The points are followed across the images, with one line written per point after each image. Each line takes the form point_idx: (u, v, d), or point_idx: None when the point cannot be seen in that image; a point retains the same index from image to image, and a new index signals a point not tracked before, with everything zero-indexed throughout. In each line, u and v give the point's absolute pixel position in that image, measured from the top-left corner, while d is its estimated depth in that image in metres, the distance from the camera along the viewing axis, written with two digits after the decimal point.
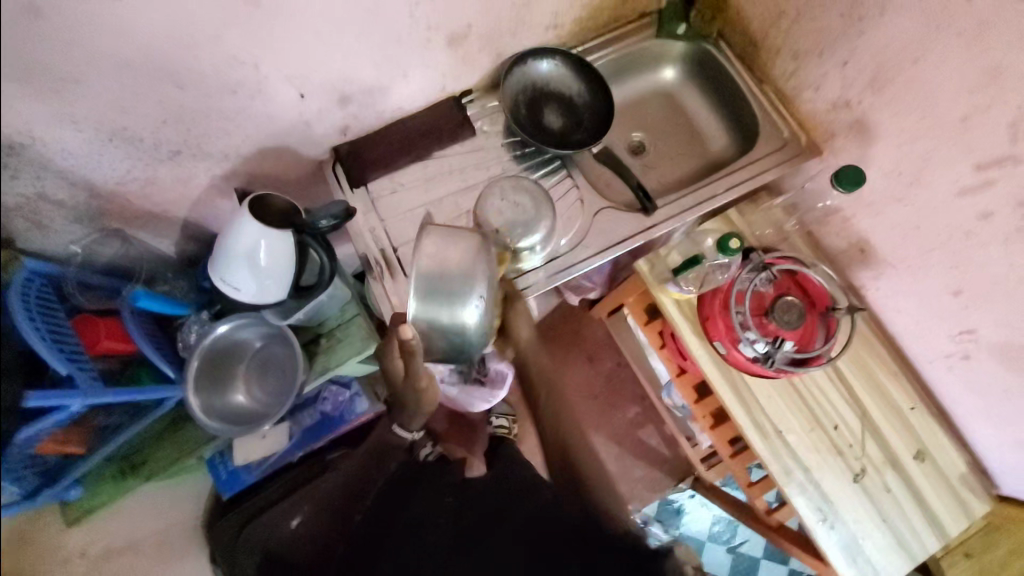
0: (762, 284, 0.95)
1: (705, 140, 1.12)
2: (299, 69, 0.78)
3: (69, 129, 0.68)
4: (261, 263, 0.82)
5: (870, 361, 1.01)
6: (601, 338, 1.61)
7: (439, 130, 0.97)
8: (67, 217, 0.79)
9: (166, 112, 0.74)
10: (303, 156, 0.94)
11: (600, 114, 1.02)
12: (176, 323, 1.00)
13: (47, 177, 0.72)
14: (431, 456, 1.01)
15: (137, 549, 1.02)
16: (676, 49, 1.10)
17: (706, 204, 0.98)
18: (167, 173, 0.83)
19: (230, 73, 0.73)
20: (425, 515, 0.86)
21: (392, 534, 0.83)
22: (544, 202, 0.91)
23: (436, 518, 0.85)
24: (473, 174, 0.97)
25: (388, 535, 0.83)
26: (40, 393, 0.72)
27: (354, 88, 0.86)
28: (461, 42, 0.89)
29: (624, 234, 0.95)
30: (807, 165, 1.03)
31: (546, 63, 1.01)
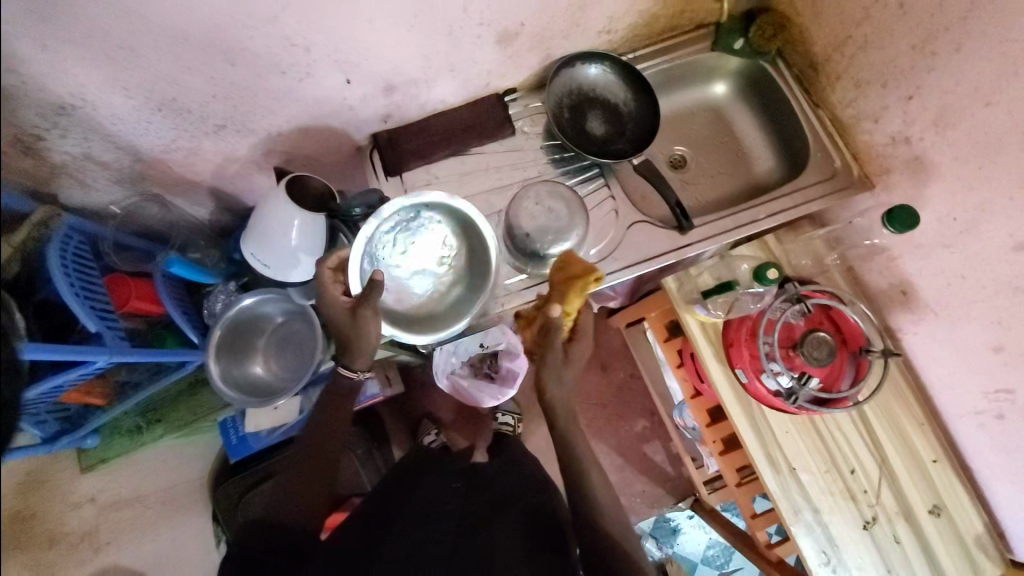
0: (794, 317, 0.91)
1: (749, 162, 1.09)
2: (347, 54, 0.77)
3: (119, 94, 0.69)
4: (292, 242, 0.83)
5: (897, 408, 0.98)
6: (617, 348, 1.59)
7: (479, 127, 0.96)
8: (110, 179, 0.83)
9: (216, 88, 0.74)
10: (342, 140, 0.94)
11: (644, 125, 1.00)
12: (203, 291, 1.02)
13: (94, 139, 0.74)
14: (435, 444, 1.20)
15: (143, 500, 1.07)
16: (729, 64, 1.07)
17: (745, 228, 0.95)
18: (210, 146, 0.84)
19: (280, 54, 0.73)
20: (431, 497, 0.85)
21: (401, 511, 0.82)
22: (578, 209, 0.89)
23: (440, 503, 0.83)
24: (509, 175, 0.96)
25: (402, 508, 0.82)
26: (48, 347, 0.68)
27: (400, 78, 0.85)
28: (511, 40, 0.87)
29: (654, 251, 0.93)
30: (856, 199, 0.99)
31: (594, 67, 0.99)
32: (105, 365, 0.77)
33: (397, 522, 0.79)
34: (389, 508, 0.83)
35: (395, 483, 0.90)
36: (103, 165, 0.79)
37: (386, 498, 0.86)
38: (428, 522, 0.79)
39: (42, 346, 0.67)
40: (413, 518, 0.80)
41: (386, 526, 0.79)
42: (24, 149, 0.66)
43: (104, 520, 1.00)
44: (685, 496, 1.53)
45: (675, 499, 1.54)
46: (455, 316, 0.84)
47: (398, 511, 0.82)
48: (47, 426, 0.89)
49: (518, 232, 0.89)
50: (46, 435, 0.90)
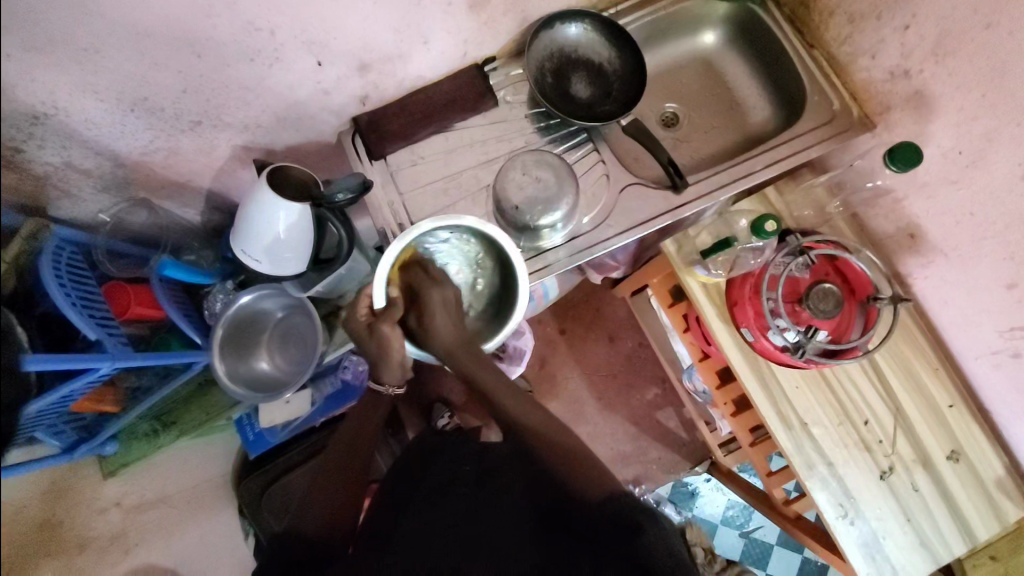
0: (798, 270, 0.90)
1: (743, 113, 1.05)
2: (316, 35, 0.74)
3: (90, 99, 0.68)
4: (280, 235, 0.82)
5: (910, 354, 0.95)
6: (622, 318, 1.59)
7: (460, 101, 0.93)
8: (95, 186, 0.82)
9: (186, 82, 0.72)
10: (322, 126, 0.92)
11: (630, 83, 0.96)
12: (202, 292, 1.02)
13: (72, 146, 0.74)
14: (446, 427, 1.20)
15: (169, 500, 1.09)
16: (717, 11, 1.02)
17: (743, 181, 0.92)
18: (190, 144, 0.83)
19: (245, 40, 0.70)
20: (448, 475, 0.85)
21: (418, 489, 0.83)
22: (566, 176, 0.87)
23: (453, 483, 0.83)
24: (495, 148, 0.94)
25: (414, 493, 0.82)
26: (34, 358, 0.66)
27: (373, 56, 0.83)
28: (484, 6, 0.84)
29: (650, 213, 0.91)
30: (857, 142, 0.95)
31: (575, 27, 0.95)
32: (110, 371, 0.78)
33: (413, 504, 0.80)
34: (405, 489, 0.84)
35: (404, 469, 0.90)
36: (85, 172, 0.79)
37: (399, 484, 0.86)
38: (441, 498, 0.80)
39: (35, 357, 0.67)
40: (427, 495, 0.81)
41: (402, 509, 0.80)
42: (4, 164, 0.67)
43: (132, 523, 1.00)
44: (701, 459, 1.54)
45: (691, 463, 1.54)
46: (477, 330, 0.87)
47: (412, 490, 0.84)
48: (64, 435, 0.91)
49: (507, 205, 0.87)
50: (64, 444, 0.92)
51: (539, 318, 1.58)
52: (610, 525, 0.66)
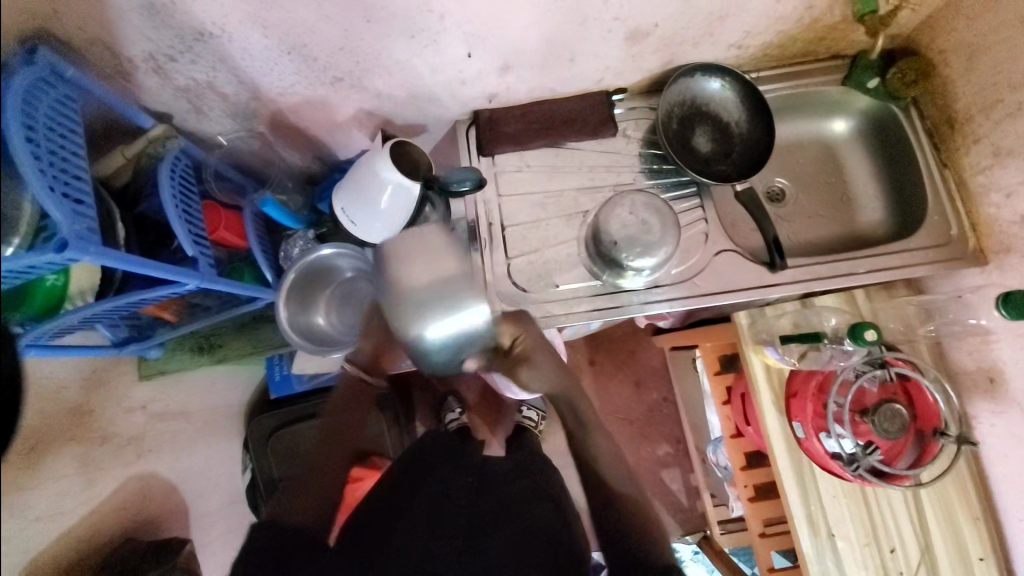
0: (869, 381, 0.86)
1: (853, 209, 1.03)
2: (478, 29, 0.75)
3: (256, 32, 0.69)
4: (382, 205, 0.85)
5: (955, 499, 0.92)
6: (654, 367, 1.57)
7: (581, 122, 0.93)
8: (224, 110, 0.84)
9: (346, 41, 0.73)
10: (445, 110, 0.93)
11: (752, 150, 0.94)
12: (283, 233, 1.04)
13: (221, 70, 0.75)
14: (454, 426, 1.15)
15: (187, 416, 1.14)
16: (857, 102, 1.00)
17: (843, 279, 0.92)
18: (323, 96, 0.85)
19: (415, 17, 0.70)
20: (445, 488, 0.94)
21: (415, 501, 0.90)
22: (672, 224, 0.85)
23: (455, 495, 0.93)
24: (602, 176, 0.94)
25: (417, 499, 0.91)
26: (101, 253, 0.62)
27: (519, 60, 0.83)
28: (640, 40, 0.83)
29: (739, 282, 0.90)
30: (963, 273, 0.93)
31: (715, 82, 0.93)
32: (192, 288, 0.77)
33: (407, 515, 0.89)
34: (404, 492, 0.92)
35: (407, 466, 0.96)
36: (222, 96, 0.81)
37: (401, 482, 0.92)
38: (438, 512, 0.90)
39: (105, 253, 0.63)
40: (425, 509, 0.90)
41: (395, 516, 0.88)
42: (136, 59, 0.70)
43: (151, 429, 1.04)
44: (694, 530, 1.51)
45: (682, 531, 1.52)
46: (572, 317, 0.88)
47: (412, 499, 0.91)
48: (118, 330, 0.94)
49: (605, 238, 0.86)
50: (116, 339, 0.95)
51: (573, 344, 1.57)
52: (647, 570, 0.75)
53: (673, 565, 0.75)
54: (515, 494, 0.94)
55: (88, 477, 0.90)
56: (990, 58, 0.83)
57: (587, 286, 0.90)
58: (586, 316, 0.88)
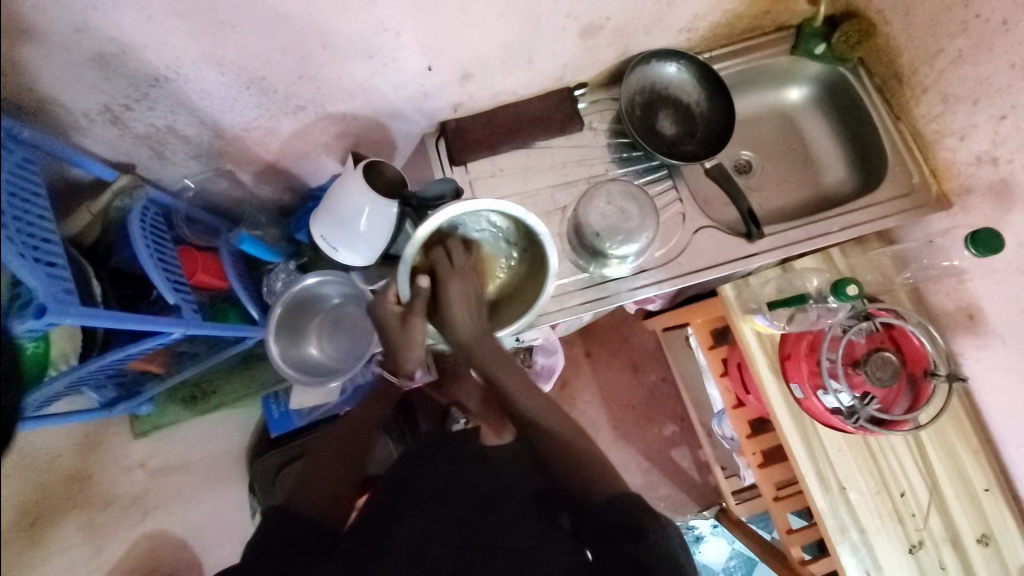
0: (857, 335, 0.89)
1: (818, 172, 1.06)
2: (436, 42, 0.75)
3: (213, 71, 0.68)
4: (360, 228, 0.85)
5: (954, 437, 0.95)
6: (650, 351, 1.59)
7: (548, 120, 0.94)
8: (188, 152, 0.83)
9: (304, 69, 0.72)
10: (412, 124, 0.93)
11: (716, 126, 0.96)
12: (263, 268, 1.03)
13: (180, 113, 0.74)
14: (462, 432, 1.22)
15: (188, 467, 1.12)
16: (808, 69, 1.04)
17: (817, 239, 0.96)
18: (287, 126, 0.84)
19: (372, 38, 0.70)
20: (438, 485, 0.85)
21: (413, 496, 0.83)
22: (650, 211, 0.87)
23: (452, 487, 0.84)
24: (574, 171, 0.95)
25: (413, 493, 0.84)
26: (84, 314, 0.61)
27: (478, 67, 0.83)
28: (595, 34, 0.85)
29: (721, 257, 0.92)
30: (930, 219, 0.97)
31: (671, 66, 0.96)
32: (179, 337, 0.76)
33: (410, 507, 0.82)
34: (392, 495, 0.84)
35: (398, 473, 0.89)
36: (184, 139, 0.79)
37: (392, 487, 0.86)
38: (438, 507, 0.82)
39: (86, 314, 0.61)
40: (419, 506, 0.81)
41: (393, 514, 0.81)
42: (92, 114, 0.69)
43: (153, 485, 1.05)
44: (710, 504, 1.53)
45: (699, 507, 1.54)
46: (563, 311, 0.90)
47: (409, 496, 0.83)
48: (105, 391, 0.92)
49: (586, 230, 0.87)
50: (104, 400, 0.93)
51: (567, 339, 1.59)
52: (609, 526, 0.70)
53: (620, 493, 0.72)
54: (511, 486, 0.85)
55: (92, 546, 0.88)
56: (928, 12, 0.87)
57: (575, 280, 0.91)
58: (577, 309, 0.90)
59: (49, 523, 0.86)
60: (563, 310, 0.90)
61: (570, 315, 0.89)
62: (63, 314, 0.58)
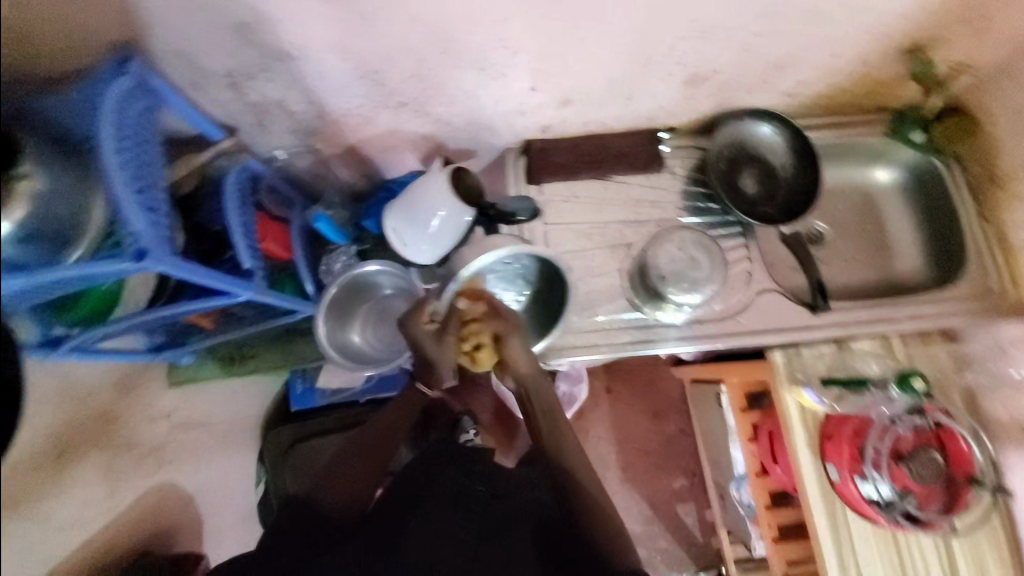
0: (904, 428, 0.85)
1: (889, 256, 1.05)
2: (547, 66, 0.77)
3: (336, 56, 0.71)
4: (432, 227, 0.86)
5: (989, 555, 0.91)
6: (674, 399, 1.57)
7: (630, 157, 0.95)
8: (287, 126, 0.86)
9: (419, 69, 0.75)
10: (499, 137, 0.95)
11: (798, 193, 0.95)
12: (324, 245, 1.04)
13: (294, 90, 0.77)
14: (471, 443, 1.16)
15: (211, 424, 1.14)
16: (898, 154, 1.03)
17: (881, 324, 0.96)
18: (385, 118, 0.86)
19: (490, 52, 0.73)
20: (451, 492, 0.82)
21: (428, 498, 0.80)
22: (719, 264, 0.87)
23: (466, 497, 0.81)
24: (647, 210, 0.96)
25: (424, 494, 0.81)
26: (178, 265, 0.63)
27: (579, 95, 0.85)
28: (698, 84, 0.86)
29: (781, 322, 0.93)
30: (1000, 326, 0.94)
31: (764, 126, 0.95)
32: (245, 299, 0.77)
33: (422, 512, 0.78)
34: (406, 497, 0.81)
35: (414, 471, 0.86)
36: (289, 114, 0.82)
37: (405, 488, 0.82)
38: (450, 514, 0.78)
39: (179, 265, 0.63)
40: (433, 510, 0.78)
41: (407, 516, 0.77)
42: (218, 76, 0.72)
43: (175, 438, 1.07)
44: (708, 568, 1.48)
45: (696, 568, 1.49)
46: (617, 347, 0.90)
47: (422, 497, 0.81)
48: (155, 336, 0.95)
49: (652, 271, 0.88)
50: (151, 343, 0.96)
51: (593, 371, 1.58)
52: None
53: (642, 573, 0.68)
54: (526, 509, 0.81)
55: None
56: None
57: (629, 319, 0.91)
58: (630, 349, 0.89)
59: (72, 460, 0.86)
60: (619, 347, 0.89)
61: (622, 353, 0.89)
62: (159, 261, 0.61)
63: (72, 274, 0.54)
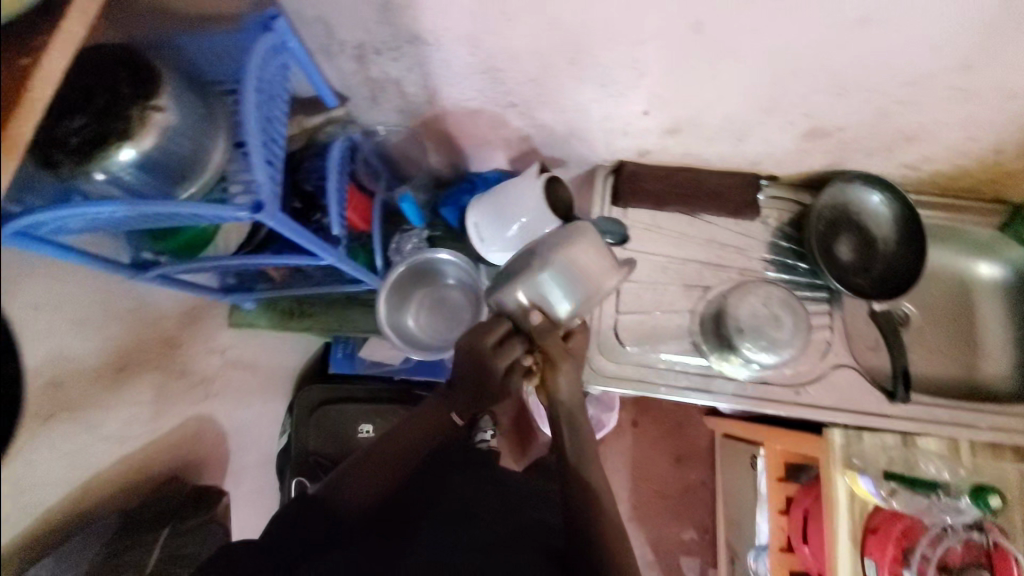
0: (956, 539, 0.79)
1: (976, 356, 0.98)
2: (668, 94, 0.76)
3: (465, 48, 0.71)
4: (513, 232, 0.86)
5: None
6: (700, 448, 1.52)
7: (724, 199, 0.92)
8: (395, 104, 0.87)
9: (540, 75, 0.74)
10: (595, 152, 0.94)
11: (895, 272, 0.90)
12: (396, 223, 1.05)
13: (413, 72, 0.78)
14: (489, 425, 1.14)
15: (254, 370, 1.17)
16: (1010, 251, 0.96)
17: (958, 428, 0.89)
18: (490, 113, 0.86)
19: (617, 70, 0.72)
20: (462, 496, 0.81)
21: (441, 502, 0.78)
22: (802, 331, 0.82)
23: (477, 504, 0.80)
24: (730, 256, 0.93)
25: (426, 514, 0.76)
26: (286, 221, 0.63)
27: (689, 127, 0.83)
28: (817, 138, 0.82)
29: (853, 403, 0.88)
30: None
31: (874, 194, 0.91)
32: (328, 264, 0.78)
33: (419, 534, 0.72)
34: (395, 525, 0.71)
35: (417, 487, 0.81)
36: (401, 94, 0.83)
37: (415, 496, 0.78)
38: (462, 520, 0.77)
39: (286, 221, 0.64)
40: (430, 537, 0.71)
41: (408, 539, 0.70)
42: (348, 47, 0.74)
43: (223, 374, 1.09)
44: None
45: None
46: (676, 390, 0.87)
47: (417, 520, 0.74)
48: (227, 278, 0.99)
49: (729, 321, 0.84)
50: (223, 284, 1.00)
51: (623, 401, 1.54)
52: None
53: None
54: (543, 504, 0.86)
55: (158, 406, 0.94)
56: None
57: (690, 363, 0.88)
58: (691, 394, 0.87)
59: (130, 374, 0.87)
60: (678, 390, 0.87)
61: (682, 397, 0.86)
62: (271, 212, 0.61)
63: (177, 209, 0.57)
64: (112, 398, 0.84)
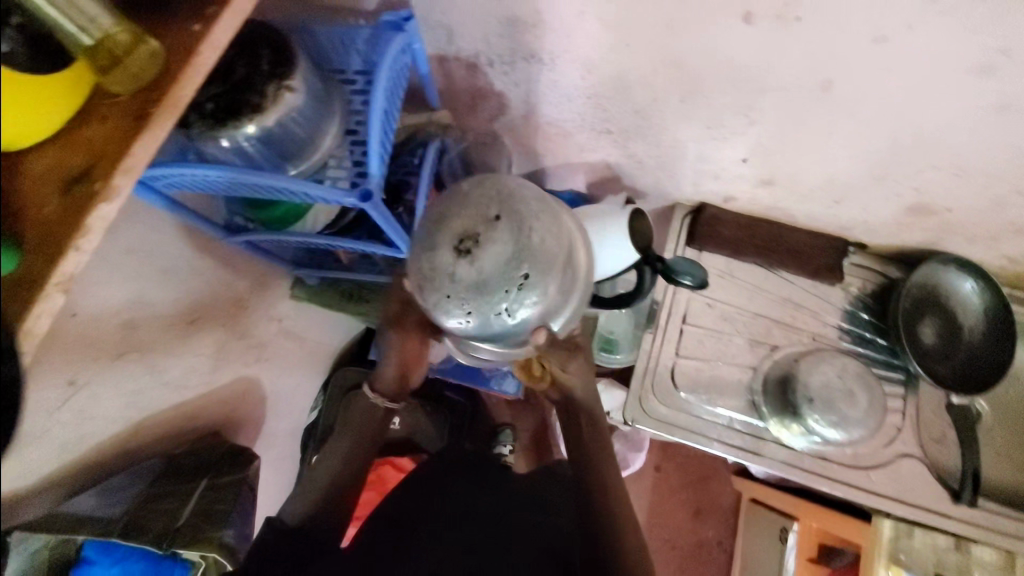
0: None
1: None
2: (772, 146, 0.74)
3: (578, 72, 0.72)
4: None
5: None
6: (722, 506, 1.46)
7: (805, 259, 0.90)
8: (493, 114, 0.89)
9: (646, 108, 0.75)
10: (678, 190, 0.93)
11: (978, 364, 0.86)
12: None
13: (520, 87, 0.80)
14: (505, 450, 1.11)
15: (302, 342, 1.20)
16: None
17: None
18: (583, 137, 0.87)
19: (727, 116, 0.71)
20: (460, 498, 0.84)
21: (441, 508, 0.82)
22: (878, 413, 0.80)
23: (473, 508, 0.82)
24: (801, 318, 0.90)
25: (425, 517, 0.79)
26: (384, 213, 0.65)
27: (784, 181, 0.81)
28: (918, 214, 0.79)
29: (912, 494, 0.84)
30: None
31: (967, 280, 0.86)
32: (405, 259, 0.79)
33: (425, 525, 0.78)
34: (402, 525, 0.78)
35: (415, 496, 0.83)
36: (502, 105, 0.85)
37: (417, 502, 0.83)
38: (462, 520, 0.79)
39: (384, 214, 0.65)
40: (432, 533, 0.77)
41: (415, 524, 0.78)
42: (464, 54, 0.76)
43: (275, 341, 1.12)
44: None
45: None
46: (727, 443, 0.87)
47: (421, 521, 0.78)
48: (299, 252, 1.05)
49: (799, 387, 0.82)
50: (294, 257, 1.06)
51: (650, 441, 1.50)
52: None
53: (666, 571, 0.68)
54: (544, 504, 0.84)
55: (216, 362, 0.97)
56: None
57: (746, 420, 0.87)
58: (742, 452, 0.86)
59: (199, 327, 0.92)
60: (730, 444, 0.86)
61: (733, 453, 0.86)
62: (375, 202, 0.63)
63: (287, 186, 0.60)
64: (180, 346, 0.88)
